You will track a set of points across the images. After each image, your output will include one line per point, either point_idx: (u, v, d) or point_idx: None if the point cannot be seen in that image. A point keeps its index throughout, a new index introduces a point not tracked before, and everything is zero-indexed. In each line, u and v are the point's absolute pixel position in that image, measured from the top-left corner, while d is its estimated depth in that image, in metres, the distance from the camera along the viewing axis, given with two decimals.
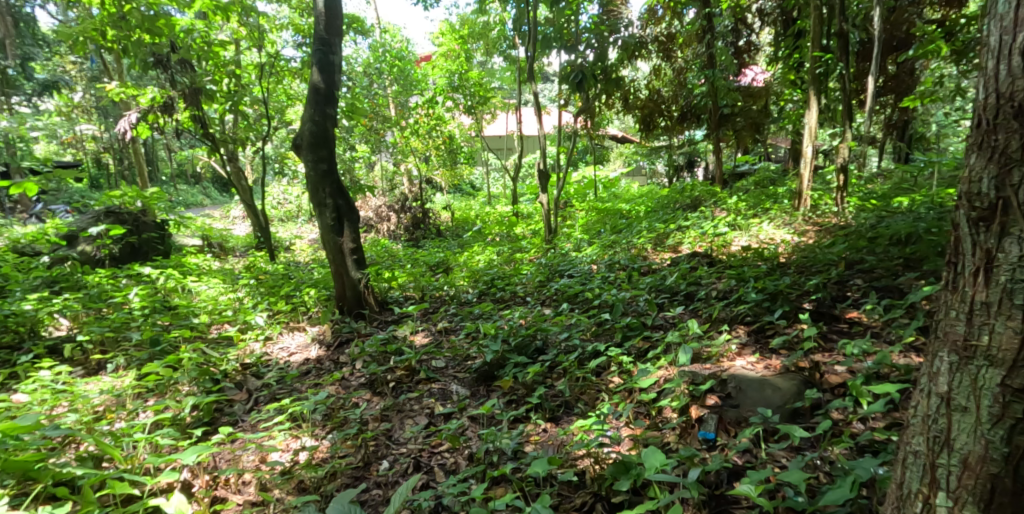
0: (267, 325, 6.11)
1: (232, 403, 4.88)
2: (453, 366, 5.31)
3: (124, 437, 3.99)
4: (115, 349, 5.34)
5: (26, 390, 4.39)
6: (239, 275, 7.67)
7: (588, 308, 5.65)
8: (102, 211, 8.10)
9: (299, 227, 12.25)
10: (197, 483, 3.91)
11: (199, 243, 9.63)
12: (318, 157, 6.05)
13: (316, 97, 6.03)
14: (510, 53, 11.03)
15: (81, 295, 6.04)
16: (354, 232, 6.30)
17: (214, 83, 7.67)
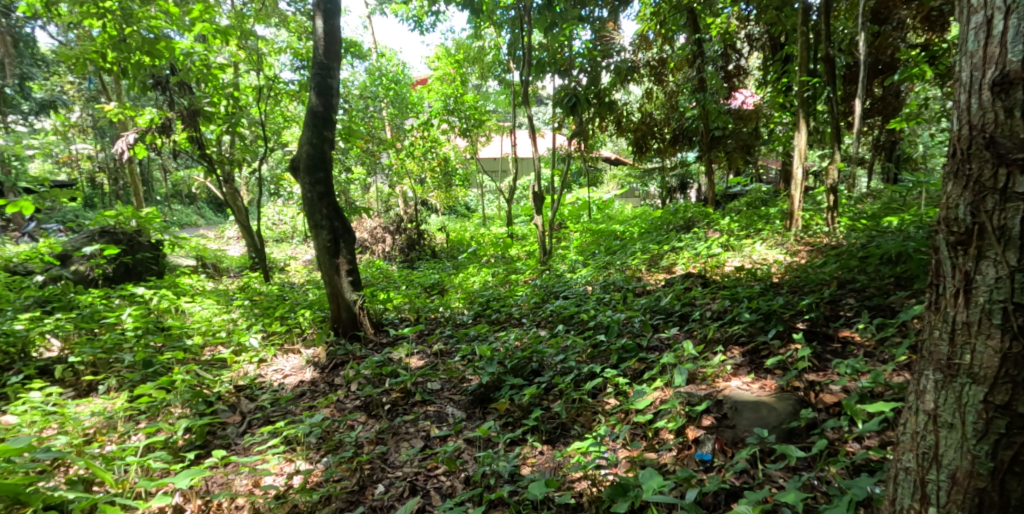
0: (263, 347, 6.09)
1: (225, 426, 4.88)
2: (448, 388, 5.31)
3: (116, 461, 3.96)
4: (107, 371, 5.31)
5: (16, 411, 4.35)
6: (233, 297, 7.66)
7: (583, 330, 5.68)
8: (97, 230, 8.07)
9: (294, 248, 12.26)
10: (190, 508, 3.95)
11: (193, 264, 9.61)
12: (315, 179, 6.09)
13: (315, 120, 6.09)
14: (505, 77, 11.15)
15: (74, 315, 6.01)
16: (350, 253, 6.32)
17: (213, 106, 7.72)
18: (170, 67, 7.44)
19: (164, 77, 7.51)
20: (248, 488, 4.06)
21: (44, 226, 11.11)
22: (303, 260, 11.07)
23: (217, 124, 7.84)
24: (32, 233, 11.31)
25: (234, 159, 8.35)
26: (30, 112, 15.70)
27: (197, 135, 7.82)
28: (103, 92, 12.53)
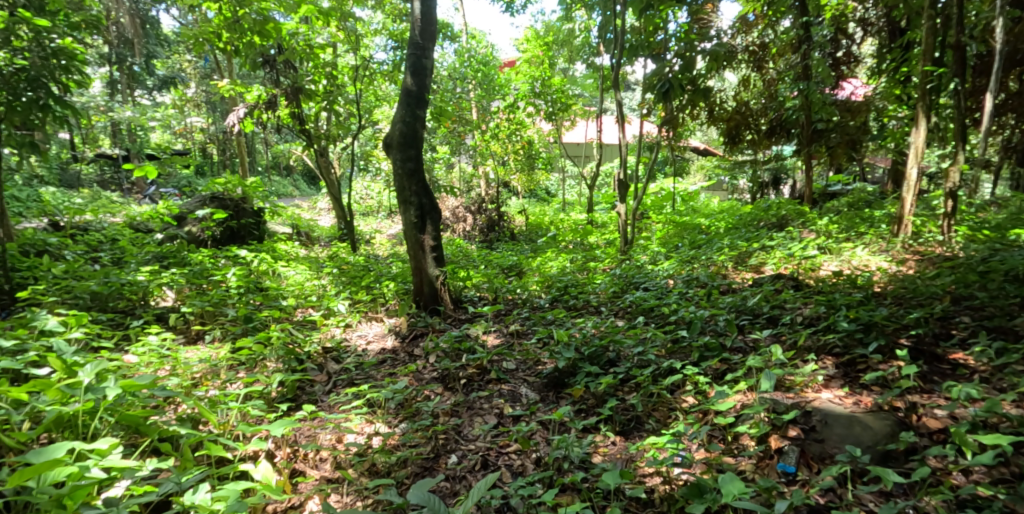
0: (348, 312, 6.35)
1: (313, 383, 5.09)
2: (524, 369, 5.33)
3: (219, 404, 4.21)
4: (213, 322, 5.68)
5: (136, 352, 4.72)
6: (323, 264, 7.97)
7: (664, 324, 5.57)
8: (209, 196, 8.56)
9: (380, 223, 12.61)
10: (279, 455, 4.13)
11: (288, 231, 10.04)
12: (406, 156, 6.21)
13: (408, 99, 6.20)
14: (594, 61, 10.96)
15: (187, 271, 6.40)
16: (436, 230, 6.42)
17: (313, 83, 8.01)
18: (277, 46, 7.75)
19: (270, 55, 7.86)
20: (331, 443, 4.24)
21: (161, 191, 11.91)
22: (388, 234, 11.37)
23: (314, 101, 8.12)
24: (151, 196, 12.15)
25: (329, 133, 8.64)
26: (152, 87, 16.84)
27: (297, 111, 8.12)
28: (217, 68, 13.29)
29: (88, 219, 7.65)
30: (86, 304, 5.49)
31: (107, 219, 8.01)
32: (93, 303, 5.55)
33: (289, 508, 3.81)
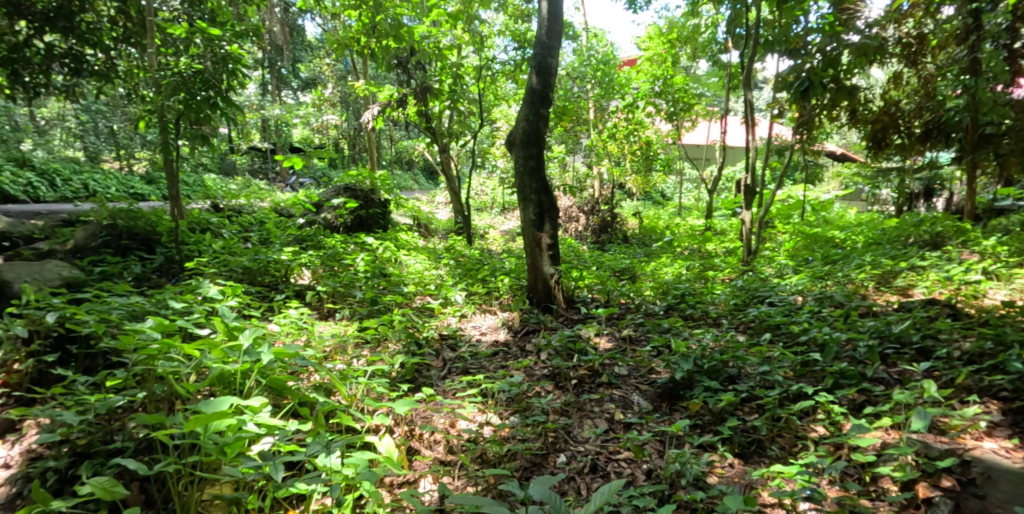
0: (466, 302, 6.42)
1: (429, 368, 5.16)
2: (637, 375, 5.13)
3: (348, 377, 4.36)
4: (342, 302, 5.94)
5: (278, 322, 4.98)
6: (440, 255, 8.13)
7: (794, 344, 5.17)
8: (343, 186, 8.94)
9: (494, 218, 12.73)
10: (398, 432, 4.21)
11: (409, 222, 10.33)
12: (528, 154, 6.18)
13: (532, 97, 6.14)
14: (721, 58, 10.43)
15: (321, 253, 6.71)
16: (554, 229, 6.33)
17: (440, 82, 8.17)
18: (410, 48, 8.03)
19: (404, 55, 8.12)
20: (446, 427, 4.30)
21: (298, 181, 12.69)
22: (501, 230, 11.44)
23: (439, 101, 8.27)
24: (290, 186, 13.04)
25: (452, 131, 8.75)
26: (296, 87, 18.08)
27: (424, 109, 8.30)
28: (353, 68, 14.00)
29: (240, 203, 8.30)
30: (236, 276, 5.90)
31: (254, 203, 8.65)
32: (244, 277, 5.94)
33: (404, 484, 3.88)
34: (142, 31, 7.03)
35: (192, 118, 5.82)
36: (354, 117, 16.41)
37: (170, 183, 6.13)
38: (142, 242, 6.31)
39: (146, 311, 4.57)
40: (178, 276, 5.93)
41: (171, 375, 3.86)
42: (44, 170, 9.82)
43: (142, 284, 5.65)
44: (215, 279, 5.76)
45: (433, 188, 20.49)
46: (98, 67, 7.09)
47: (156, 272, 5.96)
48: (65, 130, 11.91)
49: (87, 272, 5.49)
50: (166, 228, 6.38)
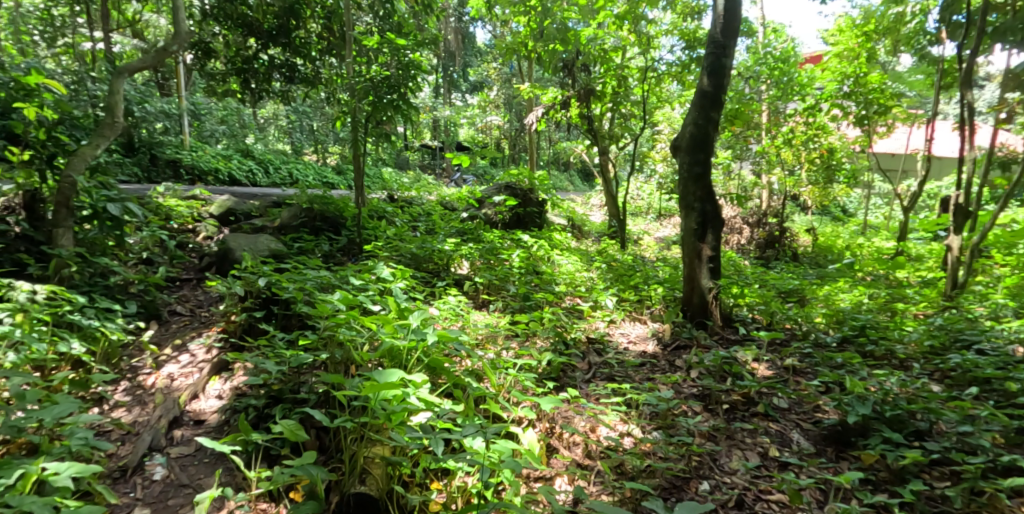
0: (615, 309, 6.01)
1: (574, 369, 4.95)
2: (798, 411, 4.42)
3: (501, 368, 4.19)
4: (496, 295, 5.81)
5: (439, 308, 4.89)
6: (593, 258, 7.87)
7: (1011, 407, 4.28)
8: (503, 185, 8.56)
9: (648, 224, 12.09)
10: (540, 427, 4.08)
11: (564, 223, 10.08)
12: (694, 160, 5.74)
13: (702, 101, 5.70)
14: (928, 54, 8.97)
15: (479, 247, 6.60)
16: (717, 240, 5.81)
17: (604, 86, 7.93)
18: (576, 51, 7.86)
19: (571, 59, 7.93)
20: (584, 429, 4.08)
21: (461, 177, 12.96)
22: (656, 237, 10.84)
23: (602, 104, 8.13)
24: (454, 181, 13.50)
25: (612, 133, 8.40)
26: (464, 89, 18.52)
27: (586, 111, 8.05)
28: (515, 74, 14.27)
29: (412, 196, 8.11)
30: (404, 261, 5.89)
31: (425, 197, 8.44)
32: (413, 263, 6.00)
33: (540, 477, 3.79)
34: (341, 43, 7.31)
35: (379, 118, 5.74)
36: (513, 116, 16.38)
37: (359, 168, 5.84)
38: (331, 225, 5.92)
39: (333, 284, 3.90)
40: (358, 256, 5.43)
41: (346, 346, 3.33)
42: (262, 159, 10.17)
43: (331, 262, 5.24)
44: (383, 263, 5.12)
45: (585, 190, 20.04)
46: (306, 75, 7.56)
47: (339, 252, 5.54)
48: (278, 127, 13.16)
49: (286, 246, 5.21)
50: (352, 213, 5.96)
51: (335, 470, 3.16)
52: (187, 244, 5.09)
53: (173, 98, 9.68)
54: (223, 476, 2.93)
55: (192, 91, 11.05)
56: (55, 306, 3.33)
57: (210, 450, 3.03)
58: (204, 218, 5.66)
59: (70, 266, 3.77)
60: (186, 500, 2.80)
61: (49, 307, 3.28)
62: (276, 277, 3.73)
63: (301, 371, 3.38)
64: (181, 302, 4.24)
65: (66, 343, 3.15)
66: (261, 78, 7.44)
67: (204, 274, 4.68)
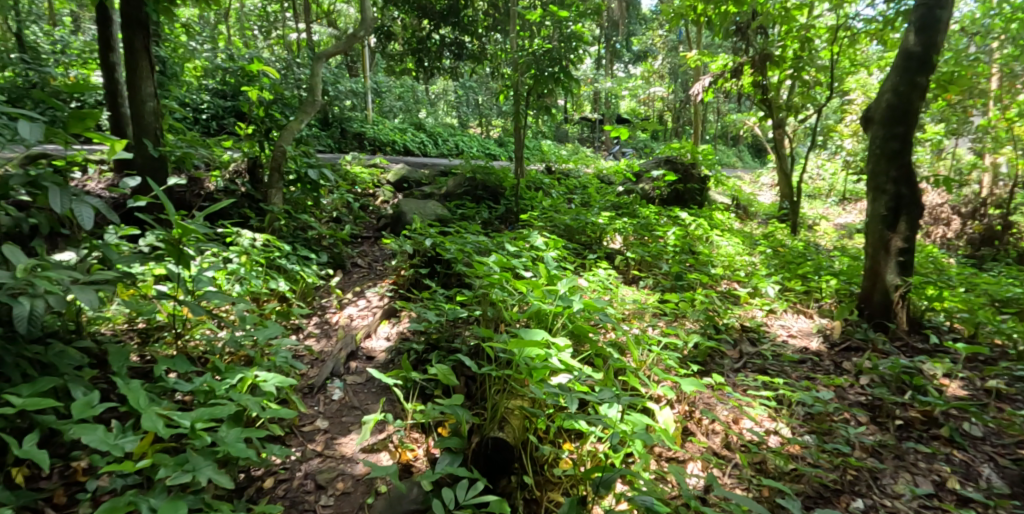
0: (778, 298, 4.38)
1: (722, 356, 3.70)
2: (1000, 442, 3.06)
3: (641, 341, 3.30)
4: (646, 272, 4.58)
5: (588, 279, 3.82)
6: (757, 242, 5.67)
7: None
8: (662, 158, 6.87)
9: (828, 209, 9.36)
10: (675, 408, 3.17)
11: (726, 201, 7.42)
12: (889, 134, 3.93)
13: (907, 61, 3.86)
14: None
15: (634, 222, 5.28)
16: (914, 231, 3.97)
17: (783, 50, 5.85)
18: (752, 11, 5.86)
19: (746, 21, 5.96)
20: (726, 418, 3.15)
21: (620, 150, 12.70)
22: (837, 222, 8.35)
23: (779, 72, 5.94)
24: (614, 155, 12.88)
25: (790, 105, 6.20)
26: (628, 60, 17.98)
27: (762, 80, 6.02)
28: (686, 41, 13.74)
29: (570, 168, 8.04)
30: (554, 231, 5.03)
31: (582, 168, 8.30)
32: (563, 235, 5.04)
33: (670, 459, 2.90)
34: (504, 19, 7.49)
35: (540, 91, 5.83)
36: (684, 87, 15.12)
37: (518, 143, 6.19)
38: (492, 194, 6.32)
39: (491, 249, 4.10)
40: (515, 224, 5.65)
41: (499, 305, 3.31)
42: (432, 132, 11.00)
43: (488, 228, 5.57)
44: (538, 232, 5.02)
45: (759, 165, 18.24)
46: (474, 51, 8.08)
47: (498, 220, 5.85)
48: (447, 102, 13.90)
49: (450, 212, 5.70)
50: (512, 184, 6.28)
51: (478, 414, 2.92)
52: (369, 208, 5.82)
53: (360, 79, 10.70)
54: (386, 404, 3.03)
55: (376, 72, 12.20)
56: (269, 251, 3.86)
57: (379, 382, 3.20)
58: (382, 184, 6.38)
59: (278, 219, 4.48)
60: (358, 419, 2.94)
61: (264, 251, 3.78)
62: (441, 239, 4.16)
63: (463, 322, 3.46)
64: (361, 256, 4.89)
65: (276, 281, 3.59)
66: (433, 56, 8.12)
67: (380, 233, 5.30)
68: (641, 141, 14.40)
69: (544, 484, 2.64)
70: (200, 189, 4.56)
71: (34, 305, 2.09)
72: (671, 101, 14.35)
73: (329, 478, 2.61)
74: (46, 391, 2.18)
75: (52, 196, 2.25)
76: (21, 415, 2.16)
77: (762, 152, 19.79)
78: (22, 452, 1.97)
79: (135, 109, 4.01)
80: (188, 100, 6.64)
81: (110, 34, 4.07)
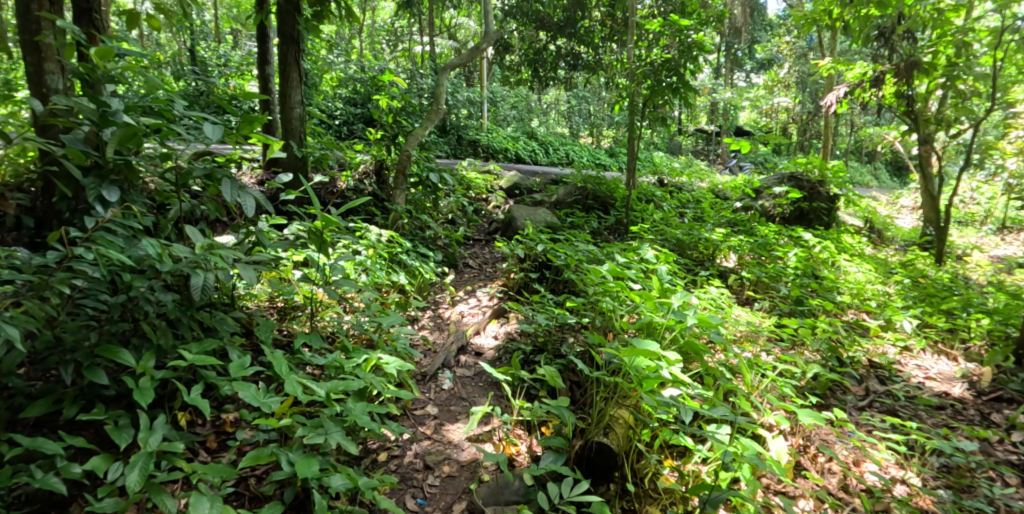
0: (915, 333, 4.05)
1: (845, 392, 3.53)
2: None
3: (754, 367, 3.16)
4: (762, 294, 4.42)
5: (699, 296, 3.67)
6: (893, 269, 5.18)
7: None
8: (787, 174, 6.45)
9: (981, 239, 7.61)
10: (789, 441, 3.00)
11: (858, 224, 6.75)
12: None
13: None
14: None
15: (751, 240, 5.09)
16: None
17: (935, 57, 5.29)
18: (898, 15, 5.43)
19: (891, 25, 5.50)
20: (846, 458, 2.94)
21: (736, 164, 12.27)
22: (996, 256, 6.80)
23: (929, 81, 5.38)
24: (732, 170, 12.46)
25: (940, 118, 5.58)
26: (751, 69, 17.21)
27: (907, 90, 5.51)
28: (815, 50, 13.14)
29: (683, 182, 7.96)
30: (665, 245, 5.01)
31: (696, 183, 8.14)
32: (675, 250, 5.03)
33: (780, 493, 2.76)
34: (623, 29, 7.54)
35: (656, 101, 5.85)
36: (812, 98, 13.99)
37: (632, 154, 6.22)
38: (602, 205, 6.40)
39: (600, 259, 4.17)
40: (624, 235, 5.71)
41: (608, 314, 3.37)
42: (543, 141, 11.25)
43: (597, 238, 5.61)
44: (649, 245, 4.98)
45: (898, 184, 16.54)
46: (589, 62, 8.15)
47: (607, 231, 5.90)
48: (559, 111, 14.07)
49: (561, 220, 5.84)
50: (622, 195, 6.32)
51: (582, 419, 2.97)
52: (482, 212, 6.06)
53: (476, 88, 11.07)
54: (493, 399, 3.18)
55: (492, 81, 12.59)
56: (392, 247, 4.15)
57: (486, 377, 3.36)
58: (495, 190, 6.62)
59: (401, 218, 4.80)
60: (465, 410, 3.10)
61: (388, 246, 4.08)
62: (551, 245, 4.26)
63: (570, 326, 3.56)
64: (473, 257, 5.12)
65: (396, 274, 3.88)
66: (548, 66, 8.35)
67: (492, 237, 5.53)
68: (760, 156, 13.81)
69: (641, 497, 2.67)
70: (332, 188, 4.94)
71: (205, 278, 2.45)
72: (796, 113, 13.58)
73: (437, 460, 2.79)
74: (208, 351, 2.53)
75: (223, 186, 2.58)
76: (188, 369, 2.51)
77: (904, 171, 17.69)
78: (189, 399, 2.30)
79: (284, 114, 4.48)
80: (325, 108, 7.22)
81: (266, 49, 4.57)
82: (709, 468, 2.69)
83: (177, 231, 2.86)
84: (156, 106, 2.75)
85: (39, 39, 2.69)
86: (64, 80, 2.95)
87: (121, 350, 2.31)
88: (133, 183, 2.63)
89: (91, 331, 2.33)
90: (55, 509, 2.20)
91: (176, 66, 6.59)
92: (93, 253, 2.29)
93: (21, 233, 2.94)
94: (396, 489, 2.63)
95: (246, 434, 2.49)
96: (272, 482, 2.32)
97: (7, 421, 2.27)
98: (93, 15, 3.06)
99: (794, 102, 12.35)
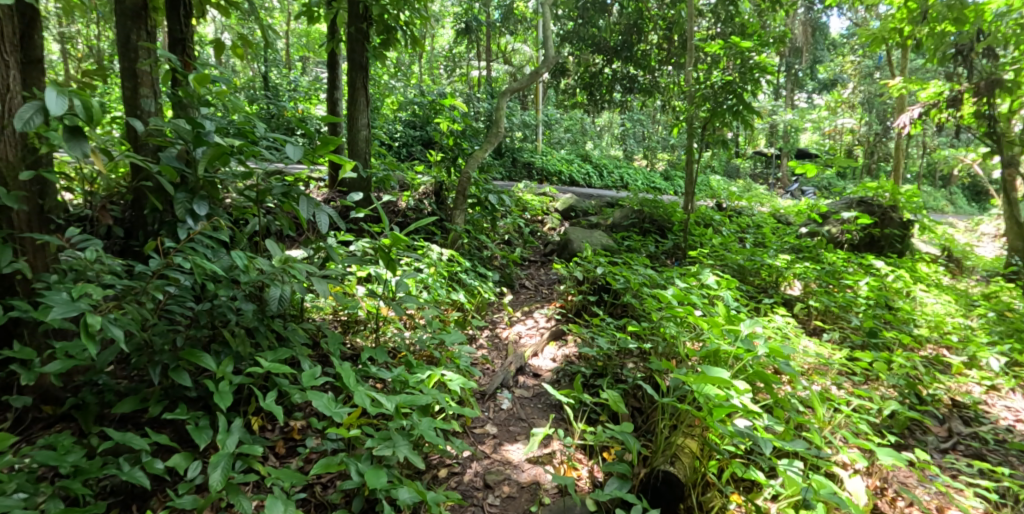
0: (1002, 371, 3.83)
1: (926, 432, 3.39)
2: None
3: (828, 401, 3.04)
4: (831, 325, 4.27)
5: (765, 325, 3.57)
6: (976, 301, 4.94)
7: None
8: (856, 199, 6.33)
9: None
10: (866, 482, 2.86)
11: (934, 252, 6.46)
12: None
13: None
14: None
15: (818, 267, 4.94)
16: None
17: (1017, 75, 5.12)
18: (977, 31, 5.29)
19: (969, 42, 5.38)
20: (928, 504, 2.82)
21: (799, 188, 11.99)
22: None
23: (1011, 100, 5.23)
24: (794, 194, 12.17)
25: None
26: (812, 89, 16.82)
27: (987, 109, 5.32)
28: (883, 69, 12.79)
29: (742, 205, 7.80)
30: (726, 271, 4.92)
31: (756, 206, 7.96)
32: (737, 276, 4.94)
33: None
34: (682, 51, 7.53)
35: (714, 124, 5.73)
36: (880, 118, 13.53)
37: (690, 179, 6.12)
38: (660, 229, 6.33)
39: (660, 283, 4.12)
40: (683, 260, 5.62)
41: (671, 340, 3.32)
42: (598, 164, 11.21)
43: (654, 262, 5.55)
44: (710, 270, 4.90)
45: (975, 209, 15.78)
46: (645, 85, 8.06)
47: (664, 255, 5.81)
48: (613, 134, 14.03)
49: (618, 243, 5.81)
50: (680, 219, 6.24)
51: (646, 445, 2.94)
52: (538, 233, 6.09)
53: (531, 112, 11.17)
54: (554, 421, 3.17)
55: (546, 105, 12.67)
56: (453, 266, 4.20)
57: (545, 398, 3.35)
58: (551, 212, 6.63)
59: (461, 238, 4.88)
60: (525, 430, 3.10)
61: (448, 265, 4.14)
62: (611, 268, 4.25)
63: (631, 351, 3.53)
64: (529, 278, 5.14)
65: (456, 292, 3.93)
66: (604, 89, 8.29)
67: (549, 258, 5.53)
68: (824, 180, 13.44)
69: None
70: (394, 207, 5.03)
71: (282, 290, 2.54)
72: (862, 134, 13.19)
73: (497, 479, 2.78)
74: (282, 359, 2.61)
75: (302, 204, 2.69)
76: (263, 376, 2.61)
77: (985, 195, 16.88)
78: (265, 404, 2.38)
79: (351, 135, 4.63)
80: (385, 130, 7.41)
81: (335, 76, 4.75)
82: (779, 506, 2.60)
83: (253, 245, 2.98)
84: (240, 127, 2.90)
85: (139, 65, 2.89)
86: (157, 103, 3.12)
87: (203, 354, 2.41)
88: (216, 200, 2.77)
89: (177, 336, 2.46)
90: (137, 501, 2.31)
91: (250, 91, 6.92)
92: (187, 263, 2.44)
93: (112, 241, 3.16)
94: (459, 507, 2.63)
95: (314, 441, 2.56)
96: (340, 490, 2.38)
97: (97, 415, 2.43)
98: (187, 45, 3.28)
99: (859, 123, 12.02)
